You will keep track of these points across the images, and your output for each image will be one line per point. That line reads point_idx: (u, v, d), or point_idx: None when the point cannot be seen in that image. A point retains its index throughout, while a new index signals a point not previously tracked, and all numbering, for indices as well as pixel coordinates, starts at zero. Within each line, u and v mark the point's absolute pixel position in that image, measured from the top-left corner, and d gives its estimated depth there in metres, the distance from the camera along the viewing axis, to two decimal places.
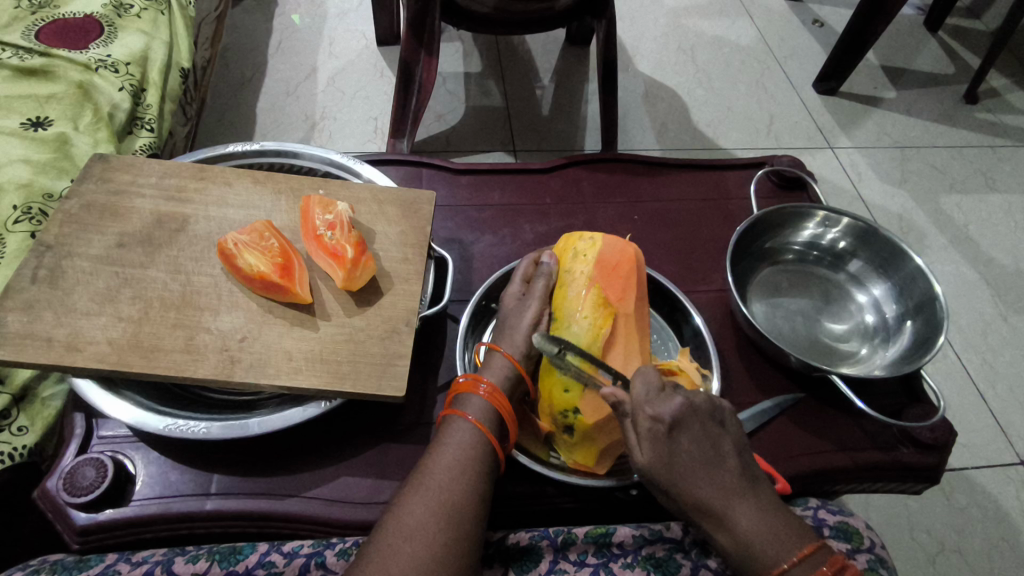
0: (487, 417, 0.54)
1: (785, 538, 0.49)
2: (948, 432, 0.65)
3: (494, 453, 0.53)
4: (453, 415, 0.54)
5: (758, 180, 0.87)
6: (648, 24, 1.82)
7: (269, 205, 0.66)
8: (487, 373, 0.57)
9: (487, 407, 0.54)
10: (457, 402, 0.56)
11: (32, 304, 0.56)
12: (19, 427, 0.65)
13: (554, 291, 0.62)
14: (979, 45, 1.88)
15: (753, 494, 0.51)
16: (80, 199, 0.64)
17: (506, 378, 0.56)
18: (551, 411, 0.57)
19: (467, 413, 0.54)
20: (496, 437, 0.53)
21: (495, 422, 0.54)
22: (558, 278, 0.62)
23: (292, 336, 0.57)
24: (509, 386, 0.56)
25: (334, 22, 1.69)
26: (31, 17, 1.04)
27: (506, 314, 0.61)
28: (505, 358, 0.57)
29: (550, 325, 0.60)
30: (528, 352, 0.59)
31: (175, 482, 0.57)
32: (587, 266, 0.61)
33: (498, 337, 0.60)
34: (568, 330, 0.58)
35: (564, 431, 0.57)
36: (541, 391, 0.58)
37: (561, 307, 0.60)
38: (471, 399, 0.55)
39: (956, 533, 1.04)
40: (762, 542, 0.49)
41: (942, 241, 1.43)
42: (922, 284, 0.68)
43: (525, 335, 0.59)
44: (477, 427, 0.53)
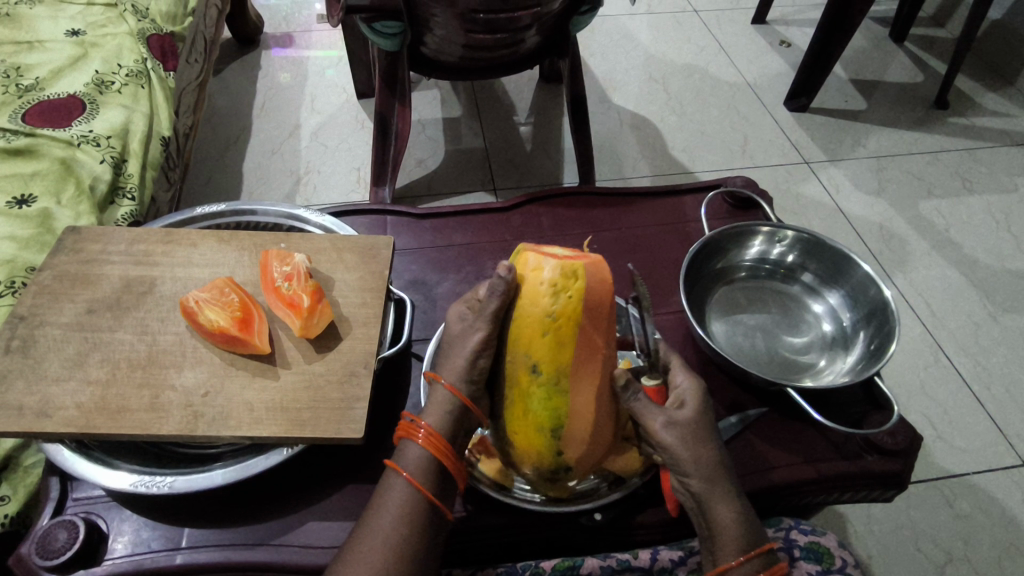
0: (423, 468, 0.52)
1: (757, 533, 0.52)
2: (910, 435, 0.66)
3: (432, 505, 0.51)
4: (389, 469, 0.53)
5: (713, 202, 0.90)
6: (620, 58, 1.87)
7: (233, 261, 0.69)
8: (428, 411, 0.55)
9: (423, 457, 0.53)
10: (397, 452, 0.54)
11: (5, 375, 0.59)
12: (1, 497, 0.67)
13: (535, 343, 0.54)
14: (946, 53, 1.92)
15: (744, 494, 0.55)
16: (52, 270, 0.67)
17: (448, 417, 0.54)
18: (536, 462, 0.56)
19: (402, 468, 0.52)
20: (431, 488, 0.52)
21: (430, 472, 0.52)
22: (541, 326, 0.54)
23: (254, 387, 0.59)
24: (449, 422, 0.54)
25: (315, 79, 1.76)
26: (18, 100, 1.09)
27: (451, 339, 0.58)
28: (446, 392, 0.55)
29: (531, 380, 0.54)
30: (469, 378, 0.56)
31: (147, 538, 0.58)
32: (569, 308, 0.53)
33: (439, 364, 0.57)
34: (561, 393, 0.54)
35: (548, 478, 0.57)
36: (522, 443, 0.56)
37: (549, 365, 0.54)
38: (408, 447, 0.53)
39: (963, 541, 1.02)
40: (742, 530, 0.51)
41: (924, 246, 1.44)
42: (872, 290, 0.70)
43: (467, 360, 0.56)
44: (410, 482, 0.51)
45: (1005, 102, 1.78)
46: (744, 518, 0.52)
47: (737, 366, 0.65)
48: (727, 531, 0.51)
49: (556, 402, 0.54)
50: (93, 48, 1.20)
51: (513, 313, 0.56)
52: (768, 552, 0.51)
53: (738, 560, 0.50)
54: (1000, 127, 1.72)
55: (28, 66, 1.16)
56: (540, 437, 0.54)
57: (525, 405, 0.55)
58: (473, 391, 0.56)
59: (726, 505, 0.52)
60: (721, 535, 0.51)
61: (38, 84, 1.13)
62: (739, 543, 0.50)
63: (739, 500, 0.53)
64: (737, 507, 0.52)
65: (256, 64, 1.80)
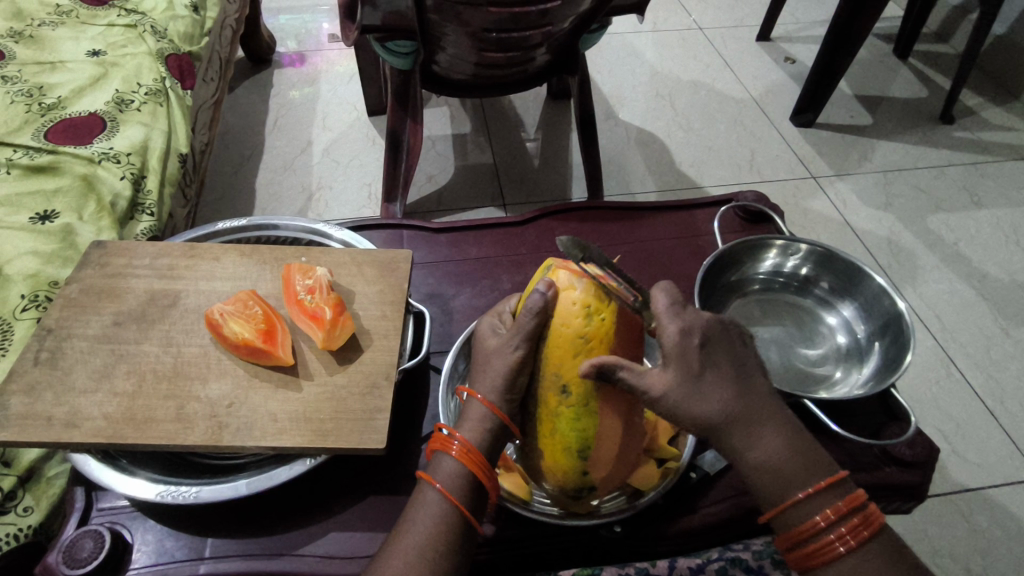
0: (457, 482, 0.53)
1: (806, 463, 0.50)
2: (928, 447, 0.66)
3: (465, 520, 0.52)
4: (423, 481, 0.54)
5: (725, 216, 0.91)
6: (627, 75, 1.90)
7: (255, 275, 0.70)
8: (464, 425, 0.56)
9: (458, 471, 0.53)
10: (431, 465, 0.55)
11: (34, 386, 0.60)
12: (24, 508, 0.68)
13: (566, 364, 0.55)
14: (950, 69, 1.93)
15: (777, 419, 0.52)
16: (79, 284, 0.68)
17: (484, 432, 0.55)
18: (563, 481, 0.57)
19: (435, 481, 0.53)
20: (465, 503, 0.53)
21: (464, 488, 0.53)
22: (573, 346, 0.55)
23: (277, 398, 0.60)
24: (485, 437, 0.55)
25: (326, 97, 1.79)
26: (41, 119, 1.12)
27: (484, 354, 0.58)
28: (483, 407, 0.55)
29: (561, 401, 0.55)
30: (506, 394, 0.56)
31: (171, 548, 0.59)
32: (602, 332, 0.54)
33: (474, 380, 0.57)
34: (589, 416, 0.55)
35: (572, 497, 0.58)
36: (548, 460, 0.57)
37: (579, 388, 0.55)
38: (442, 459, 0.54)
39: (981, 555, 1.01)
40: (788, 465, 0.50)
41: (933, 260, 1.45)
42: (886, 302, 0.71)
43: (505, 380, 0.56)
44: (444, 496, 0.52)
45: (1010, 117, 1.80)
46: (784, 453, 0.50)
47: None
48: (771, 472, 0.50)
49: (583, 426, 0.55)
50: (113, 68, 1.23)
51: (544, 330, 0.56)
52: (836, 481, 0.50)
53: (804, 495, 0.49)
54: (1006, 141, 1.73)
55: (50, 85, 1.18)
56: (567, 457, 0.56)
57: (553, 425, 0.56)
58: (510, 405, 0.56)
59: (756, 447, 0.50)
60: (766, 477, 0.50)
61: (60, 103, 1.15)
62: (784, 483, 0.50)
63: (768, 434, 0.51)
64: (767, 445, 0.50)
65: (269, 82, 1.83)
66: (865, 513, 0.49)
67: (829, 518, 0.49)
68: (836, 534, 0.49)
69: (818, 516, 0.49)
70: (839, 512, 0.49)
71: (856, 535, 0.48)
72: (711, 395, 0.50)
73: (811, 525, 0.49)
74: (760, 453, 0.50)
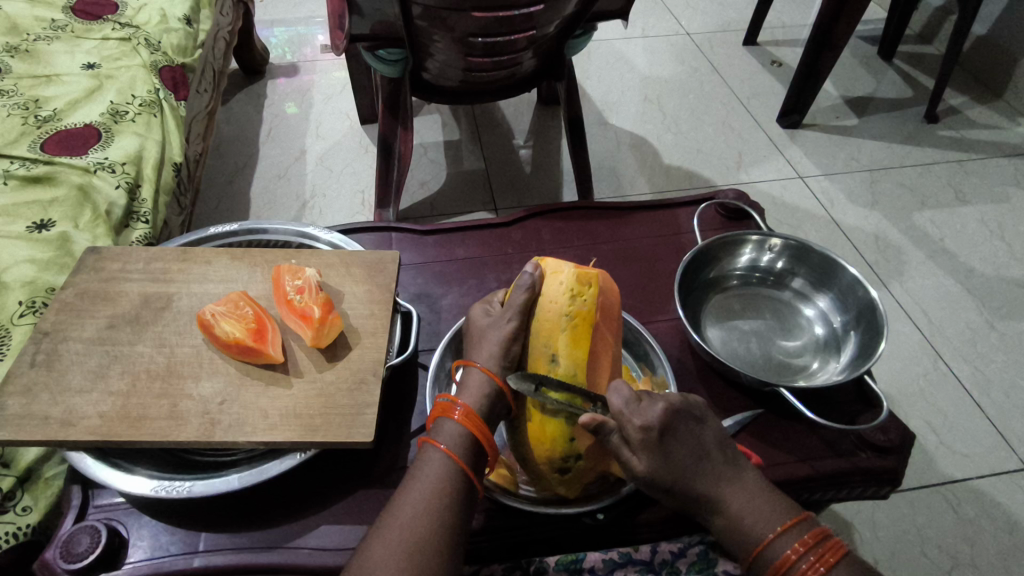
0: (461, 443, 0.56)
1: (771, 513, 0.53)
2: (902, 432, 0.68)
3: (468, 479, 0.55)
4: (427, 444, 0.57)
5: (706, 213, 0.93)
6: (616, 80, 1.92)
7: (247, 277, 0.72)
8: (464, 394, 0.60)
9: (460, 432, 0.56)
10: (433, 431, 0.58)
11: (31, 387, 0.62)
12: (23, 508, 0.69)
13: (554, 335, 0.60)
14: (933, 69, 1.97)
15: (738, 480, 0.55)
16: (75, 288, 0.70)
17: (484, 398, 0.59)
18: (549, 455, 0.58)
19: (440, 443, 0.56)
20: (466, 462, 0.55)
21: (467, 448, 0.56)
22: (559, 321, 0.60)
23: (268, 395, 0.62)
24: (484, 403, 0.59)
25: (320, 106, 1.81)
26: (37, 131, 1.14)
27: (480, 331, 0.64)
28: (482, 374, 0.60)
29: (548, 369, 0.60)
30: (502, 361, 0.61)
31: (165, 543, 0.60)
32: (586, 306, 0.61)
33: (472, 353, 0.63)
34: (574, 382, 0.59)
35: (559, 473, 0.59)
36: (535, 431, 0.59)
37: (566, 355, 0.59)
38: (445, 424, 0.57)
39: (969, 545, 1.03)
40: (751, 521, 0.53)
41: (919, 256, 1.47)
42: (859, 292, 0.73)
43: (500, 348, 0.61)
44: (449, 454, 0.55)
45: (993, 115, 1.82)
46: (750, 510, 0.54)
47: (731, 369, 0.67)
48: (737, 530, 0.53)
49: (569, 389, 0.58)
50: (107, 80, 1.25)
51: (531, 312, 0.62)
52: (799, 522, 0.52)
53: (774, 535, 0.52)
54: (990, 139, 1.76)
55: (46, 98, 1.20)
56: (557, 432, 0.57)
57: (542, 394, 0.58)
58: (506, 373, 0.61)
59: (724, 508, 0.54)
60: (735, 535, 0.54)
61: (56, 115, 1.17)
62: (751, 539, 0.53)
63: (733, 493, 0.54)
64: (737, 502, 0.54)
65: (263, 93, 1.85)
66: (832, 543, 0.51)
67: (798, 551, 0.51)
68: (808, 564, 0.50)
69: (789, 552, 0.51)
70: (807, 543, 0.51)
71: (826, 562, 0.50)
72: (676, 472, 0.55)
73: (784, 560, 0.51)
74: (734, 508, 0.54)
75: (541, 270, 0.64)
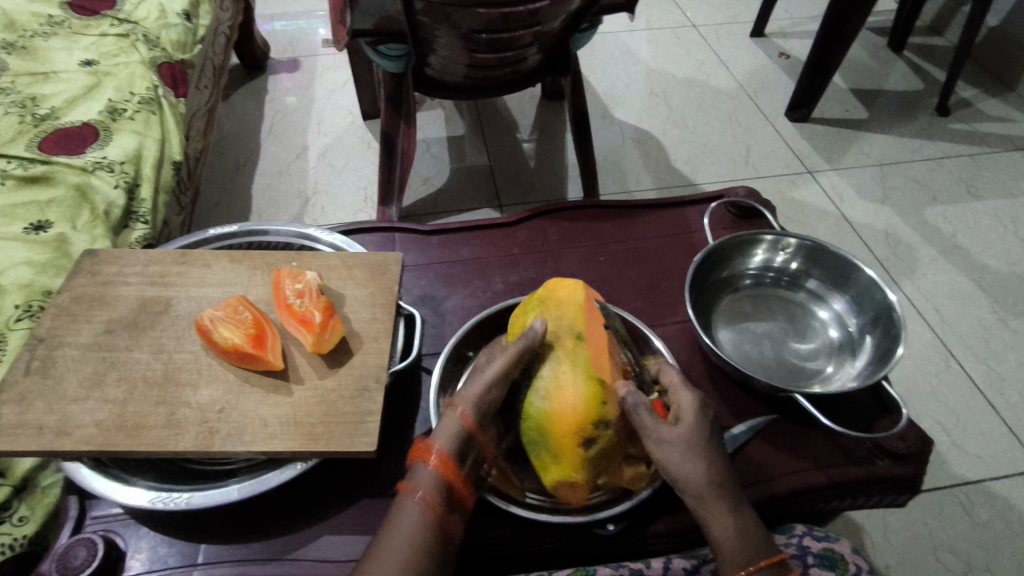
0: (435, 491, 0.53)
1: (757, 543, 0.53)
2: (921, 440, 0.65)
3: (443, 531, 0.52)
4: (401, 490, 0.54)
5: (716, 212, 0.91)
6: (621, 74, 1.90)
7: (246, 280, 0.70)
8: (438, 435, 0.56)
9: (435, 480, 0.53)
10: (408, 474, 0.55)
11: (25, 396, 0.60)
12: (20, 518, 0.68)
13: (575, 319, 0.63)
14: (944, 61, 1.93)
15: (732, 506, 0.53)
16: (70, 292, 0.69)
17: (461, 442, 0.55)
18: (577, 424, 0.57)
19: (414, 492, 0.53)
20: (440, 510, 0.52)
21: (441, 495, 0.53)
22: (576, 309, 0.64)
23: (268, 403, 0.60)
24: (460, 446, 0.55)
25: (322, 102, 1.79)
26: (34, 129, 1.12)
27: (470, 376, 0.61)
28: (457, 417, 0.56)
29: (575, 346, 0.60)
30: (480, 408, 0.57)
31: (164, 555, 0.59)
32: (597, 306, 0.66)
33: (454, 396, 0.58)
34: (599, 357, 0.60)
35: (584, 447, 0.57)
36: (564, 399, 0.57)
37: (587, 334, 0.61)
38: (420, 468, 0.54)
39: (982, 549, 1.01)
40: (735, 546, 0.52)
41: (931, 252, 1.44)
42: (876, 295, 0.71)
43: (479, 390, 0.57)
44: (421, 506, 0.52)
45: (1006, 108, 1.79)
46: (742, 530, 0.53)
47: (744, 374, 0.65)
48: (719, 549, 0.52)
49: (597, 362, 0.59)
50: (105, 77, 1.23)
51: (545, 308, 0.64)
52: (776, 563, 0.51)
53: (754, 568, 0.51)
54: (1002, 132, 1.72)
55: (44, 96, 1.19)
56: (592, 399, 0.57)
57: (572, 363, 0.59)
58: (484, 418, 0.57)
59: (724, 521, 0.53)
60: (721, 548, 0.52)
61: (53, 113, 1.16)
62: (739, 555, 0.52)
63: (739, 513, 0.54)
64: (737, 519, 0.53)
65: (264, 88, 1.83)
66: None
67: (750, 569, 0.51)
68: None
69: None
70: None
71: None
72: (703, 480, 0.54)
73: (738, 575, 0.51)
74: (717, 528, 0.53)
75: (546, 283, 0.68)
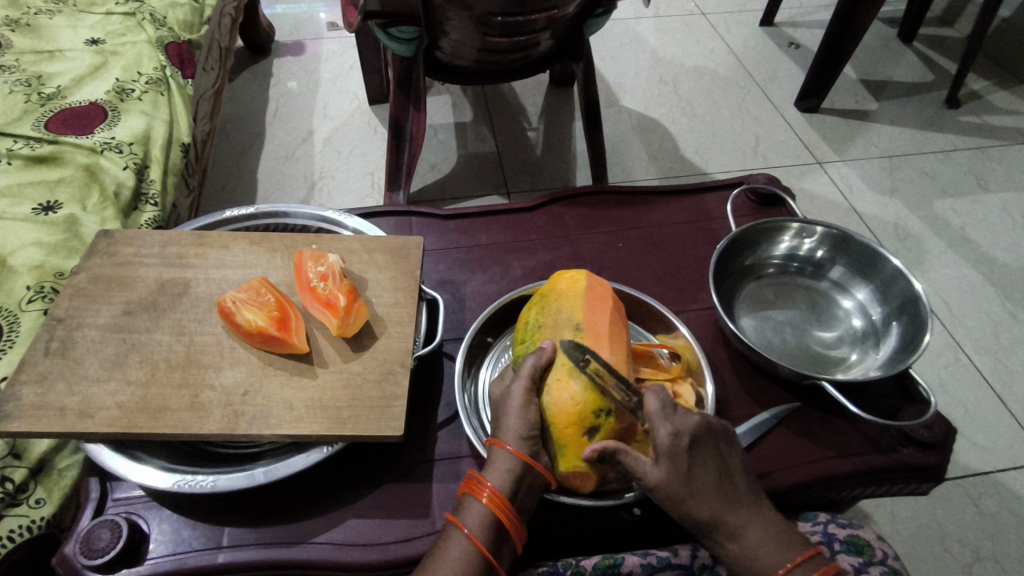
0: (485, 526, 0.52)
1: (787, 544, 0.54)
2: (945, 428, 0.65)
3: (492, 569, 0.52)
4: (451, 524, 0.54)
5: (736, 199, 0.90)
6: (629, 61, 1.88)
7: (266, 263, 0.69)
8: (490, 471, 0.54)
9: (485, 517, 0.53)
10: (459, 507, 0.54)
11: (45, 376, 0.59)
12: (37, 500, 0.67)
13: (575, 307, 0.60)
14: (954, 53, 1.92)
15: (756, 509, 0.56)
16: (88, 273, 0.68)
17: (512, 479, 0.54)
18: (576, 414, 0.54)
19: (464, 525, 0.53)
20: (489, 549, 0.52)
21: (491, 533, 0.52)
22: (576, 295, 0.61)
23: (293, 386, 0.59)
24: (514, 483, 0.54)
25: (327, 86, 1.77)
26: (41, 109, 1.10)
27: (498, 402, 0.58)
28: (508, 452, 0.54)
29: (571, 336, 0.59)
30: (525, 435, 0.55)
31: (187, 538, 0.58)
32: (601, 289, 0.63)
33: (497, 429, 0.56)
34: (599, 343, 0.57)
35: (587, 436, 0.54)
36: (559, 390, 0.56)
37: (587, 320, 0.59)
38: (471, 503, 0.54)
39: (990, 539, 1.01)
40: (767, 552, 0.53)
41: (940, 245, 1.44)
42: (902, 283, 0.70)
43: (519, 421, 0.55)
44: (471, 541, 0.52)
45: (1016, 101, 1.78)
46: (764, 541, 0.54)
47: (769, 361, 0.65)
48: (748, 559, 0.54)
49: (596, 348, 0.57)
50: (113, 57, 1.21)
51: (548, 301, 0.63)
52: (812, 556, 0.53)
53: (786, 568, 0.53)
54: (1012, 126, 1.72)
55: (50, 74, 1.16)
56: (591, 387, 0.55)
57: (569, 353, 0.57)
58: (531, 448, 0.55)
59: (739, 539, 0.54)
60: (746, 563, 0.54)
61: (60, 92, 1.14)
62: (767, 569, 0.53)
63: (751, 528, 0.54)
64: (751, 538, 0.54)
65: (268, 72, 1.81)
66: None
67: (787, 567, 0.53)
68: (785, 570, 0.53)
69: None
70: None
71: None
72: (702, 498, 0.54)
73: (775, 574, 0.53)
74: (744, 545, 0.54)
75: (554, 277, 0.67)
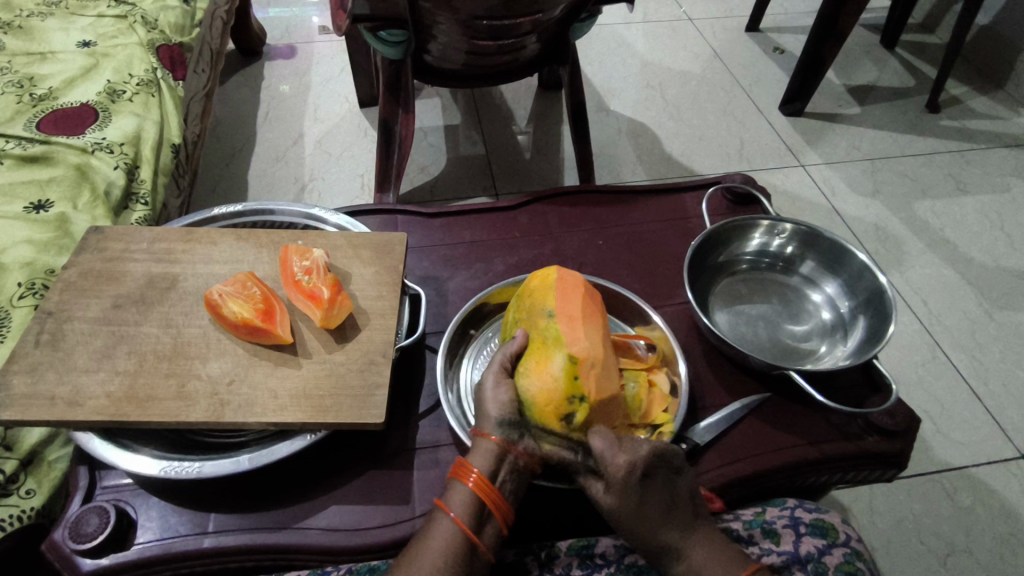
0: (470, 510, 0.54)
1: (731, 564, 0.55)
2: (908, 417, 0.68)
3: (476, 550, 0.53)
4: (437, 509, 0.55)
5: (713, 198, 0.93)
6: (617, 66, 1.91)
7: (252, 258, 0.71)
8: (474, 456, 0.56)
9: (471, 500, 0.54)
10: (444, 493, 0.56)
11: (36, 366, 0.61)
12: (27, 491, 0.69)
13: (547, 297, 0.63)
14: (935, 59, 1.96)
15: (701, 532, 0.57)
16: (78, 267, 0.69)
17: (493, 459, 0.55)
18: (554, 395, 0.57)
19: (449, 510, 0.54)
20: (473, 532, 0.53)
21: (475, 517, 0.54)
22: (548, 286, 0.64)
23: (277, 376, 0.61)
24: (498, 465, 0.55)
25: (318, 89, 1.79)
26: (32, 110, 1.12)
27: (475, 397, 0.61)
28: (490, 438, 0.56)
29: (544, 323, 0.61)
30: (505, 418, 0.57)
31: (175, 524, 0.60)
32: (573, 277, 0.66)
33: (478, 418, 0.58)
34: (571, 327, 0.60)
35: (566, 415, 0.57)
36: (536, 374, 0.58)
37: (558, 306, 0.62)
38: (456, 488, 0.55)
39: (965, 532, 1.04)
40: (712, 570, 0.54)
41: (918, 246, 1.47)
42: (868, 278, 0.73)
43: (497, 407, 0.58)
44: (456, 524, 0.53)
45: (994, 105, 1.82)
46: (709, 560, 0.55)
47: (740, 353, 0.67)
48: None
49: (567, 332, 0.59)
50: (104, 58, 1.23)
51: (523, 299, 0.66)
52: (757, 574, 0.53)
53: None
54: (991, 129, 1.76)
55: (41, 76, 1.18)
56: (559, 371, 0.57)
57: (543, 341, 0.60)
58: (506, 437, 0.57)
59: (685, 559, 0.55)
60: None
61: (51, 93, 1.15)
62: None
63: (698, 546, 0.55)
64: (698, 557, 0.55)
65: (260, 75, 1.83)
66: None
67: None
68: None
69: None
70: None
71: None
72: (645, 520, 0.55)
73: None
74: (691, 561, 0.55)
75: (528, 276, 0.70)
